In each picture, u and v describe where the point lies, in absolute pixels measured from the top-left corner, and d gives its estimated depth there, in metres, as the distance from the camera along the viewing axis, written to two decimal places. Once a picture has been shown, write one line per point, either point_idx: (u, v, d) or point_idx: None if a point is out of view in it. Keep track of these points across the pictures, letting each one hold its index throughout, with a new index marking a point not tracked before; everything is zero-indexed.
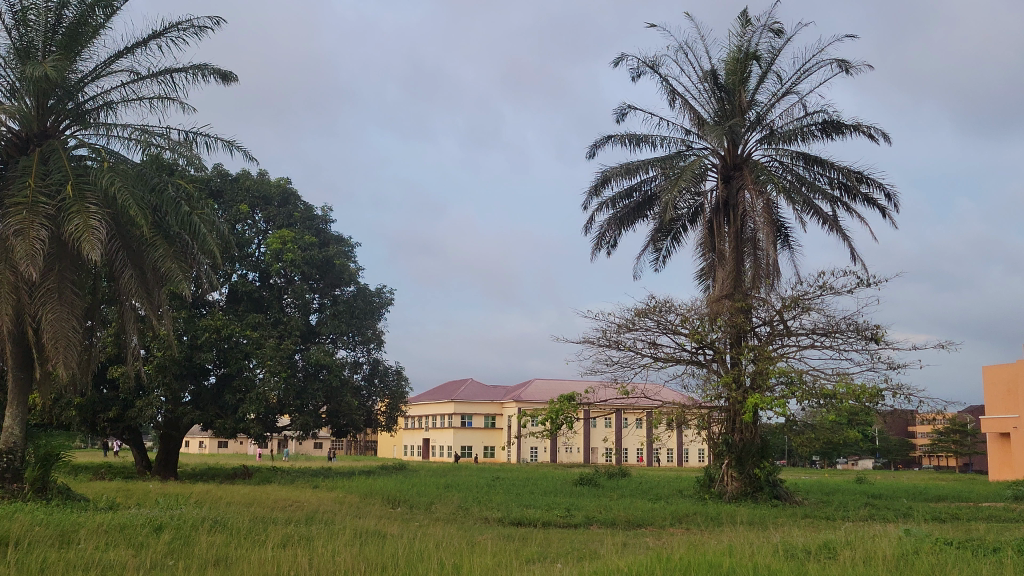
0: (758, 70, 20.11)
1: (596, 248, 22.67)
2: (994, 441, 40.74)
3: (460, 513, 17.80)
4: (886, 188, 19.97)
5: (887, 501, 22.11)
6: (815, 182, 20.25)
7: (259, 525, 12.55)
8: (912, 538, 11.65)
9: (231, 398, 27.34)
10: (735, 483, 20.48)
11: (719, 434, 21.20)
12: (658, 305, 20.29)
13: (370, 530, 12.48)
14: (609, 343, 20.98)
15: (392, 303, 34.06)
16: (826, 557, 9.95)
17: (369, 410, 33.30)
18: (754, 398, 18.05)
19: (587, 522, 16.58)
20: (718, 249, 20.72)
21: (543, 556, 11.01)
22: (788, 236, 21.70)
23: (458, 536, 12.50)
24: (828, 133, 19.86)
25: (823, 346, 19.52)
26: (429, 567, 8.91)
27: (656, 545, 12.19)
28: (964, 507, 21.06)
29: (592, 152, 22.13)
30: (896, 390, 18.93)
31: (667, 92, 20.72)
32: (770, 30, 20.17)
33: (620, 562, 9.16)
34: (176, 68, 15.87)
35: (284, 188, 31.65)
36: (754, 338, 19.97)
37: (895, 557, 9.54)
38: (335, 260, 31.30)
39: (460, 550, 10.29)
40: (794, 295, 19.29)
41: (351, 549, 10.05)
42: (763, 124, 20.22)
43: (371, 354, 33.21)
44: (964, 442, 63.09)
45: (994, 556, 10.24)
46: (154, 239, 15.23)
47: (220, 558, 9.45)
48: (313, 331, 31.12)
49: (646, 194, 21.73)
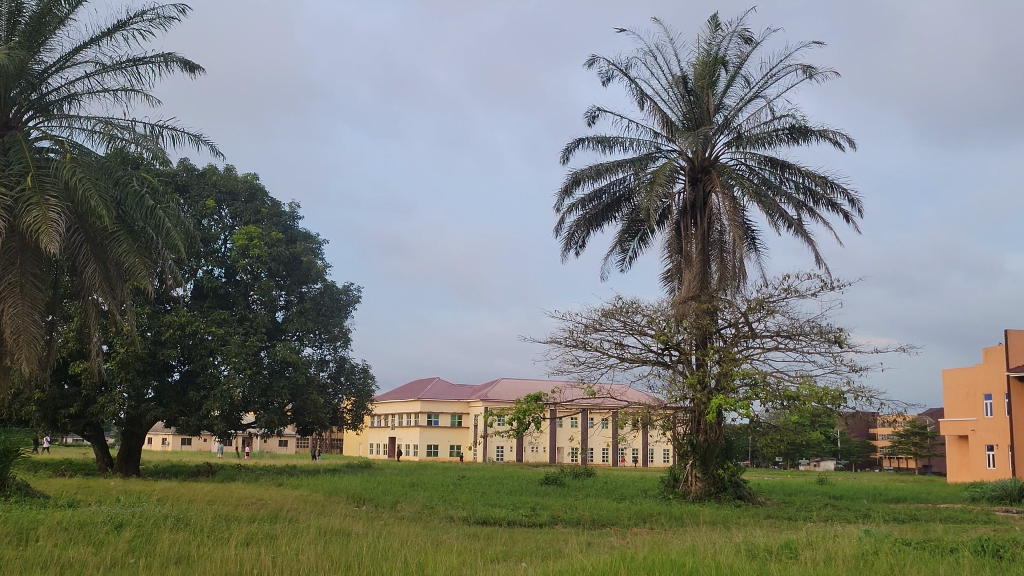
0: (726, 75, 20.30)
1: (565, 249, 22.71)
2: (953, 444, 41.33)
3: (426, 512, 17.77)
4: (850, 193, 20.22)
5: (847, 502, 22.43)
6: (781, 186, 20.47)
7: (222, 524, 12.40)
8: (873, 538, 11.80)
9: (195, 395, 27.12)
10: (699, 484, 20.71)
11: (683, 435, 21.33)
12: (625, 306, 20.39)
13: (335, 528, 12.46)
14: (575, 343, 21.06)
15: (359, 301, 33.97)
16: (786, 556, 10.09)
17: (334, 408, 33.15)
18: (717, 398, 18.19)
19: (552, 522, 16.62)
20: (686, 251, 20.86)
21: (507, 556, 11.04)
22: (754, 238, 21.89)
23: (423, 535, 12.48)
24: (793, 139, 20.07)
25: (786, 348, 19.73)
26: (393, 566, 8.87)
27: (619, 545, 12.25)
28: (921, 508, 21.41)
29: (564, 154, 22.19)
30: (858, 392, 19.18)
31: (637, 94, 20.82)
32: (739, 36, 20.34)
33: (585, 562, 9.15)
34: (141, 60, 15.71)
35: (251, 184, 31.45)
36: (719, 340, 20.13)
37: (854, 557, 9.70)
38: (302, 257, 31.15)
39: (424, 549, 10.33)
40: (759, 298, 19.47)
41: (314, 548, 9.95)
42: (730, 128, 20.38)
43: (338, 351, 33.10)
44: (924, 445, 64.07)
45: (952, 556, 10.42)
46: (118, 233, 15.07)
47: (181, 558, 9.31)
48: (279, 329, 30.91)
49: (616, 195, 21.78)
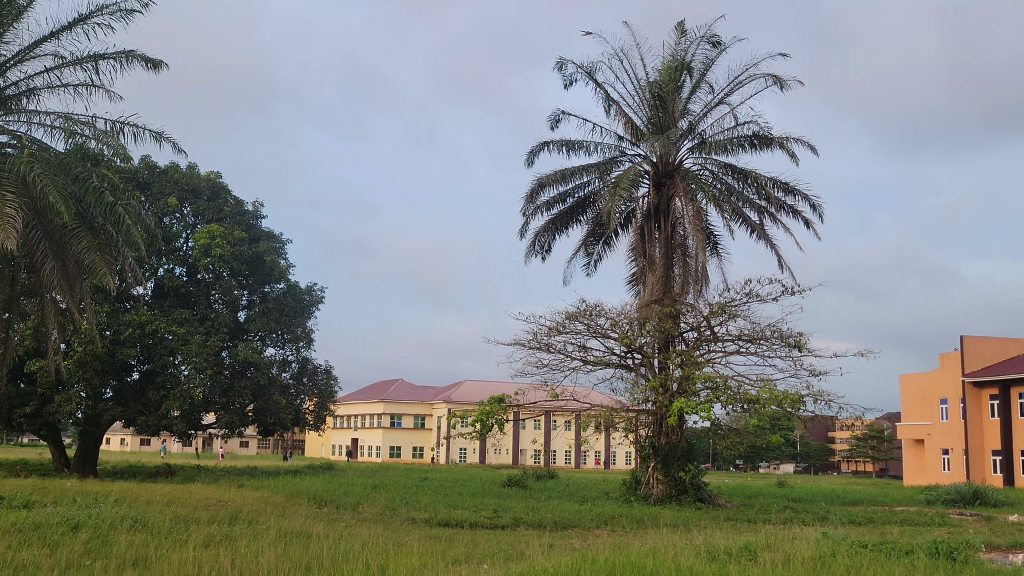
0: (691, 81, 20.46)
1: (530, 253, 22.75)
2: (909, 447, 42.00)
3: (388, 513, 17.72)
4: (811, 200, 20.46)
5: (806, 504, 22.72)
6: (743, 192, 20.66)
7: (181, 525, 12.29)
8: (830, 540, 12.01)
9: (155, 395, 26.81)
10: (660, 486, 20.86)
11: (646, 437, 21.45)
12: (588, 309, 20.47)
13: (296, 529, 12.47)
14: (539, 345, 21.10)
15: (322, 301, 33.76)
16: (746, 557, 10.24)
17: (297, 409, 32.95)
18: (679, 402, 18.32)
19: (514, 523, 16.66)
20: (649, 255, 20.99)
21: (468, 557, 11.08)
22: (717, 243, 22.11)
23: (384, 536, 12.52)
24: (756, 145, 20.28)
25: (747, 352, 19.90)
26: (354, 567, 8.91)
27: (581, 546, 12.26)
28: (877, 510, 21.71)
29: (529, 157, 22.24)
30: (818, 396, 19.41)
31: (602, 98, 20.92)
32: (706, 42, 20.51)
33: (547, 563, 9.27)
34: (102, 55, 15.52)
35: (214, 181, 31.14)
36: (681, 343, 20.27)
37: (812, 558, 9.87)
38: (266, 256, 30.88)
39: (387, 550, 10.42)
40: (721, 302, 19.64)
41: (275, 549, 9.91)
42: (694, 133, 20.53)
43: (301, 352, 32.90)
44: (881, 448, 65.10)
45: (907, 557, 10.66)
46: (78, 230, 14.87)
47: (140, 558, 9.25)
48: (241, 329, 30.66)
49: (581, 199, 21.86)
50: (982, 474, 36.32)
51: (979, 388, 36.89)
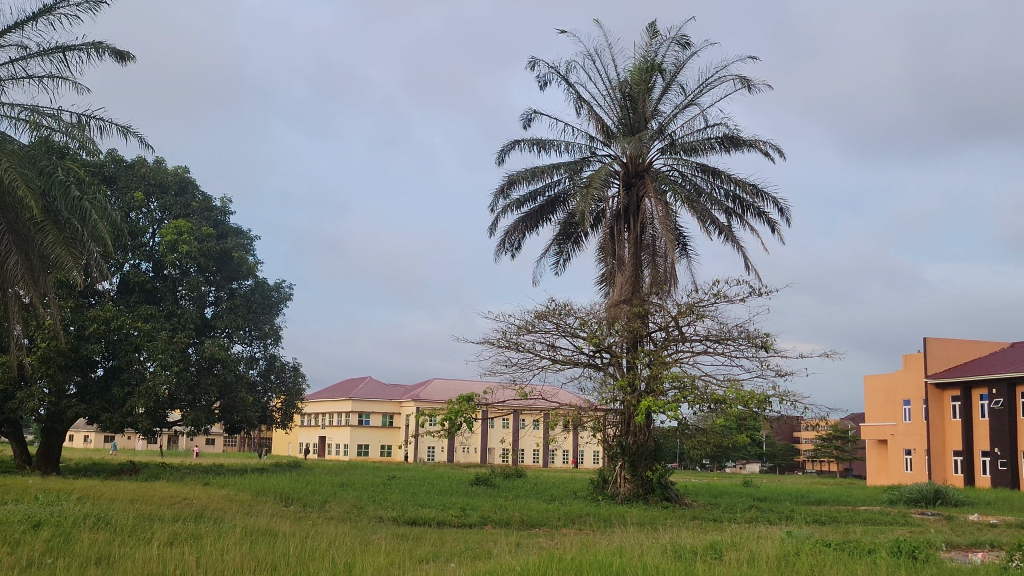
0: (662, 82, 20.56)
1: (501, 251, 22.76)
2: (873, 447, 42.53)
3: (355, 512, 17.65)
4: (778, 202, 20.65)
5: (771, 503, 22.95)
6: (712, 193, 20.79)
7: (145, 523, 12.16)
8: (795, 540, 12.07)
9: (119, 392, 26.48)
10: (628, 485, 20.96)
11: (613, 436, 21.51)
12: (558, 308, 20.52)
13: (261, 528, 12.35)
14: (508, 344, 21.12)
15: (290, 299, 33.54)
16: (712, 556, 10.31)
17: (263, 406, 32.72)
18: (646, 401, 18.42)
19: (481, 522, 16.65)
20: (618, 255, 21.08)
21: (436, 556, 11.06)
22: (686, 244, 22.24)
23: (351, 535, 12.44)
24: (725, 147, 20.43)
25: (715, 352, 20.05)
26: (321, 566, 8.80)
27: (548, 545, 12.29)
28: (841, 510, 21.93)
29: (500, 156, 22.26)
30: (784, 396, 19.57)
31: (574, 98, 20.97)
32: (676, 43, 20.62)
33: (513, 562, 9.24)
34: (69, 46, 15.33)
35: (181, 176, 30.86)
36: (649, 343, 20.37)
37: (776, 557, 9.97)
38: (233, 253, 30.67)
39: (354, 549, 10.32)
40: (690, 302, 19.77)
41: (241, 548, 9.85)
42: (664, 134, 20.64)
43: (268, 349, 32.70)
44: (845, 449, 65.87)
45: (869, 557, 10.74)
46: (43, 224, 14.67)
47: (102, 557, 9.15)
48: (208, 326, 30.43)
49: (551, 198, 21.92)
50: (943, 474, 36.87)
51: (941, 389, 37.48)
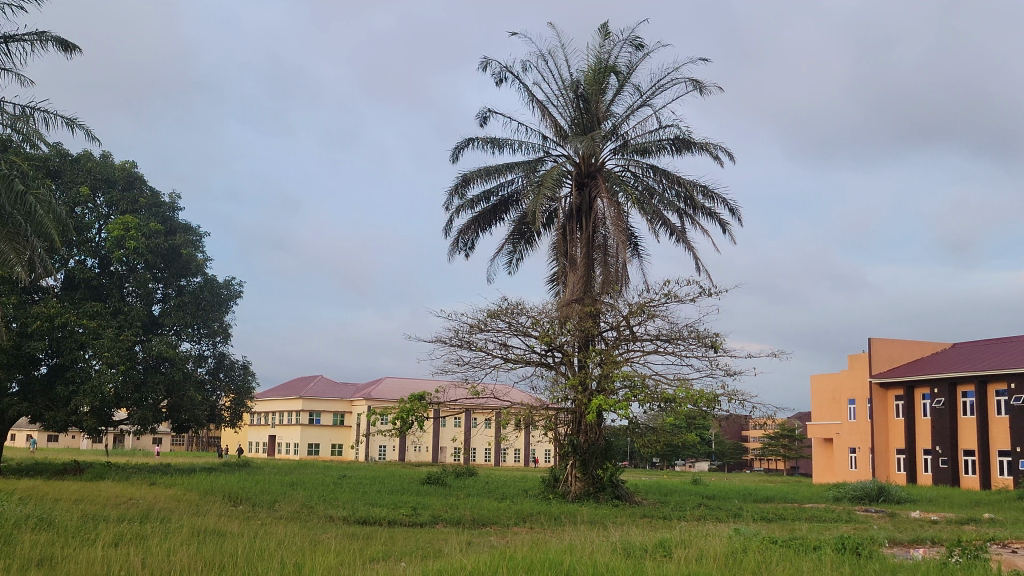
0: (615, 82, 20.67)
1: (454, 250, 22.73)
2: (818, 445, 43.23)
3: (304, 511, 17.50)
4: (728, 203, 20.89)
5: (719, 501, 23.23)
6: (664, 194, 20.98)
7: (88, 523, 11.96)
8: (742, 537, 12.19)
9: (63, 390, 25.97)
10: (578, 484, 21.07)
11: (564, 434, 21.59)
12: (510, 307, 20.56)
13: (209, 528, 12.16)
14: (460, 343, 21.11)
15: (240, 296, 33.17)
16: (661, 553, 10.44)
17: (213, 405, 32.38)
18: (597, 400, 18.53)
19: (432, 521, 16.62)
20: (570, 255, 21.17)
21: (385, 554, 10.98)
22: (637, 243, 22.40)
23: (302, 534, 12.32)
24: (677, 148, 20.61)
25: (665, 351, 20.26)
26: (269, 567, 8.73)
27: (499, 543, 12.29)
28: (786, 507, 22.26)
29: (454, 155, 22.22)
30: (732, 395, 19.82)
31: (527, 97, 21.00)
32: (630, 45, 20.75)
33: (464, 561, 9.20)
34: (13, 37, 15.02)
35: (129, 171, 30.32)
36: (601, 342, 20.51)
37: (725, 554, 10.09)
38: (182, 249, 30.23)
39: (302, 549, 10.23)
40: (641, 302, 19.93)
41: (188, 548, 9.73)
42: (618, 135, 20.76)
43: (218, 347, 32.30)
44: (792, 446, 66.92)
45: (815, 553, 10.92)
46: None
47: (44, 558, 9.00)
48: (156, 323, 30.01)
49: (505, 197, 21.95)
50: (887, 472, 37.63)
51: (885, 388, 38.21)
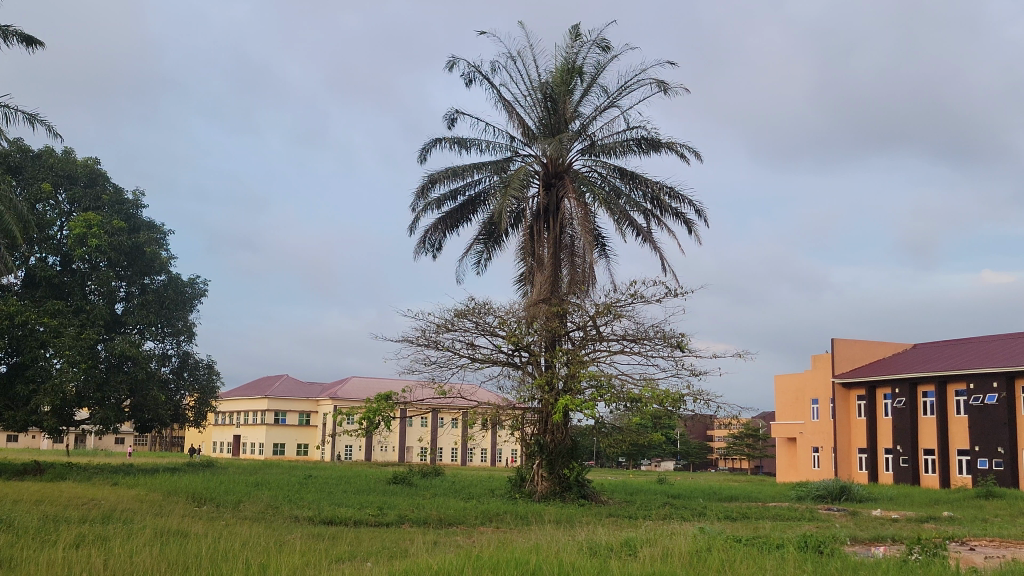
0: (582, 84, 20.75)
1: (420, 250, 22.68)
2: (781, 445, 43.65)
3: (269, 511, 17.43)
4: (694, 204, 21.04)
5: (684, 500, 23.41)
6: (630, 195, 21.09)
7: (50, 525, 11.82)
8: (706, 536, 12.33)
9: (23, 389, 25.63)
10: (544, 483, 21.13)
11: (531, 434, 21.61)
12: (477, 307, 20.56)
13: (171, 529, 12.06)
14: (426, 343, 21.08)
15: (205, 295, 32.90)
16: (626, 552, 10.50)
17: (176, 405, 32.06)
18: (563, 400, 18.60)
19: (398, 521, 16.61)
20: (537, 255, 21.21)
21: (351, 554, 11.01)
22: (604, 244, 22.48)
23: (266, 535, 12.26)
24: (643, 149, 20.73)
25: (631, 351, 20.36)
26: (233, 567, 8.69)
27: (465, 543, 12.30)
28: (750, 506, 22.45)
29: (421, 155, 22.18)
30: (697, 395, 19.97)
31: (494, 98, 21.00)
32: (597, 46, 20.83)
33: (429, 561, 9.26)
34: None
35: (91, 168, 29.95)
36: (568, 342, 20.57)
37: (688, 552, 10.19)
38: (146, 247, 29.89)
39: (268, 549, 10.21)
40: (607, 302, 20.01)
41: (152, 548, 9.68)
42: (585, 135, 20.84)
43: (182, 346, 32.00)
44: (756, 446, 67.57)
45: (777, 552, 11.08)
46: None
47: (6, 559, 8.93)
48: (118, 322, 29.66)
49: (471, 197, 21.94)
50: (849, 471, 38.09)
51: (847, 388, 38.69)
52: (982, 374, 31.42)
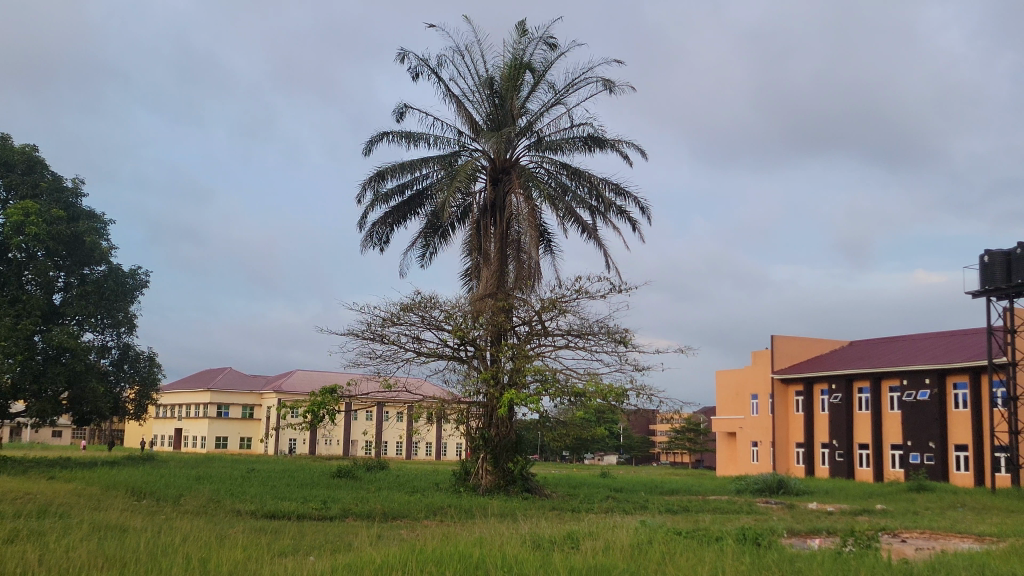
0: (530, 80, 20.86)
1: (367, 244, 22.62)
2: (722, 439, 44.30)
3: (211, 505, 17.26)
4: (638, 201, 21.29)
5: (627, 494, 23.63)
6: (576, 191, 21.28)
7: None
8: (647, 529, 12.57)
9: None
10: (489, 477, 21.26)
11: (476, 428, 21.71)
12: (423, 301, 20.59)
13: (109, 524, 11.89)
14: (372, 336, 21.04)
15: (146, 286, 32.42)
16: (568, 545, 10.64)
17: (116, 397, 31.53)
18: (508, 394, 18.73)
19: (342, 515, 16.58)
20: (484, 250, 21.30)
21: (294, 548, 11.03)
22: (549, 240, 22.63)
23: (206, 529, 12.14)
24: (589, 147, 20.94)
25: (575, 346, 20.57)
26: (175, 564, 8.53)
27: (409, 537, 12.40)
28: (690, 499, 22.84)
29: (368, 147, 22.11)
30: (640, 390, 20.24)
31: (442, 92, 21.03)
32: (545, 43, 20.97)
33: (375, 554, 9.32)
34: None
35: (29, 155, 29.34)
36: (513, 337, 20.73)
37: (630, 545, 10.35)
38: (85, 237, 29.35)
39: (210, 544, 10.12)
40: (552, 297, 20.19)
41: (88, 544, 9.53)
42: (532, 132, 20.98)
43: (122, 338, 31.52)
44: (698, 441, 68.56)
45: (717, 544, 11.28)
46: None
47: None
48: (56, 313, 29.07)
49: (419, 191, 21.97)
50: (787, 465, 38.83)
51: (786, 384, 39.43)
52: (915, 371, 32.31)
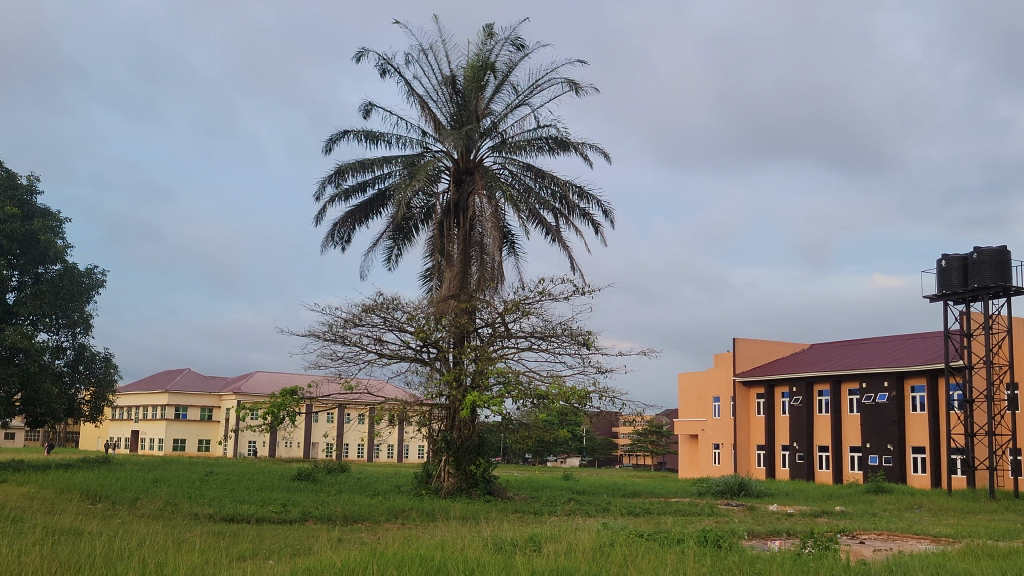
0: (494, 81, 20.76)
1: (328, 243, 22.40)
2: (684, 441, 44.46)
3: (169, 508, 16.97)
4: (602, 203, 21.27)
5: (590, 496, 23.62)
6: (539, 193, 21.22)
7: None
8: (610, 530, 12.54)
9: None
10: (451, 480, 21.11)
11: (437, 431, 21.57)
12: (386, 302, 20.41)
13: (63, 528, 11.60)
14: (334, 337, 20.82)
15: (102, 285, 31.85)
16: (531, 548, 10.55)
17: (70, 398, 30.95)
18: (471, 396, 18.62)
19: (302, 518, 16.39)
20: (447, 251, 21.15)
21: (253, 552, 10.82)
22: (512, 241, 22.54)
23: (161, 533, 11.89)
24: (553, 148, 20.90)
25: (539, 348, 20.50)
26: (128, 567, 8.41)
27: (370, 539, 12.20)
28: (653, 502, 22.86)
29: (329, 145, 21.89)
30: (603, 392, 20.21)
31: (405, 91, 20.88)
32: (510, 44, 20.89)
33: (335, 557, 9.18)
34: None
35: None
36: (476, 338, 20.64)
37: (592, 547, 10.31)
38: (40, 235, 28.79)
39: (164, 547, 9.91)
40: (516, 299, 20.11)
41: (40, 548, 9.27)
42: (496, 133, 20.90)
43: (77, 338, 30.94)
44: (660, 443, 68.80)
45: (678, 546, 11.24)
46: None
47: None
48: (9, 312, 28.46)
49: (380, 191, 21.79)
50: (748, 467, 39.07)
51: (747, 386, 39.70)
52: (874, 374, 32.69)
